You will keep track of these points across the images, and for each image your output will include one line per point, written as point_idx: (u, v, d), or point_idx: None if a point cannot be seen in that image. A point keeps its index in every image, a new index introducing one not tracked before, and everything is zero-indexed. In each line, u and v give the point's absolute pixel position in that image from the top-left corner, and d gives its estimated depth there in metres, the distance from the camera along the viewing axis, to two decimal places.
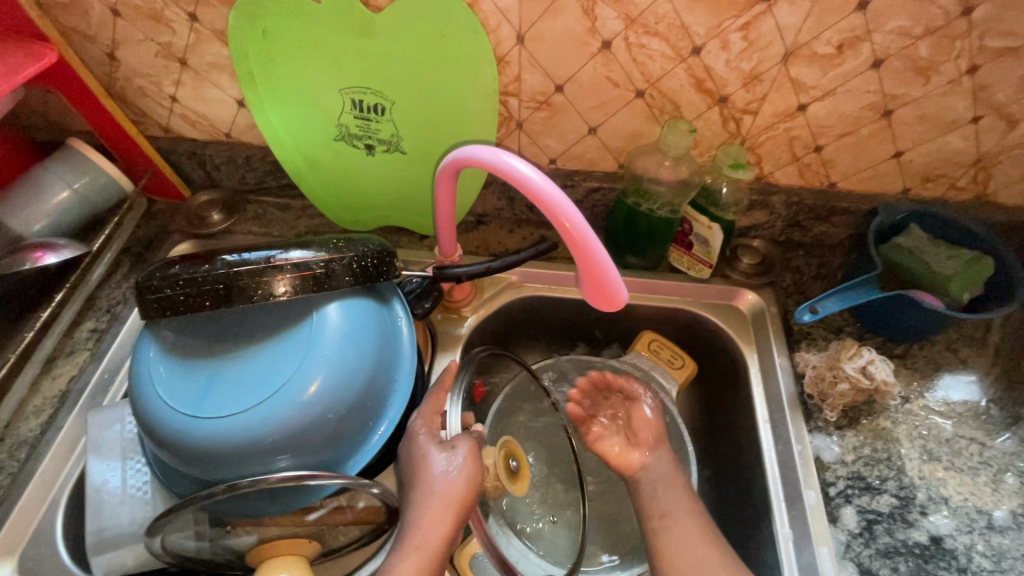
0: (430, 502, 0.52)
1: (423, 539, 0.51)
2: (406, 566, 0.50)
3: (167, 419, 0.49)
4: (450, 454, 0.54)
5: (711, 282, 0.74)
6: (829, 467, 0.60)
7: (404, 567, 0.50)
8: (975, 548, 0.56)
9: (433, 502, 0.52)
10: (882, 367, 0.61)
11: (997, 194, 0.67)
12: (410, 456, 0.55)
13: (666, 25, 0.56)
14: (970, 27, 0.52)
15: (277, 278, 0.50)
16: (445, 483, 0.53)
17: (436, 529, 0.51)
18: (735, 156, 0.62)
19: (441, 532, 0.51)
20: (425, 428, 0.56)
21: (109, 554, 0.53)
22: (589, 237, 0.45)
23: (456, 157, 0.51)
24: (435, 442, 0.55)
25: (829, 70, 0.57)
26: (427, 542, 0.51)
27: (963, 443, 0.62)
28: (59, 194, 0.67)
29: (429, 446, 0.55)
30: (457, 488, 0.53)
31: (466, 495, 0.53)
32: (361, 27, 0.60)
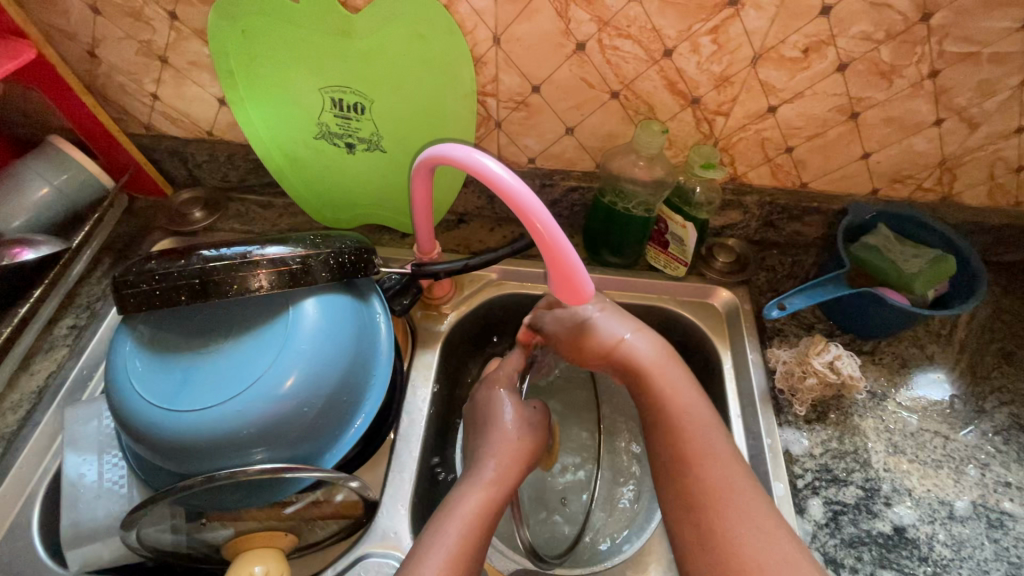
0: (503, 443, 0.59)
1: (501, 473, 0.56)
2: (478, 493, 0.54)
3: (142, 412, 0.50)
4: (527, 404, 0.63)
5: (687, 280, 0.75)
6: (797, 459, 0.62)
7: (476, 495, 0.54)
8: (936, 538, 0.58)
9: (511, 442, 0.59)
10: (848, 362, 0.64)
11: (961, 195, 0.69)
12: (486, 405, 0.62)
13: (638, 27, 0.57)
14: (929, 32, 0.54)
15: (254, 273, 0.51)
16: (517, 429, 0.60)
17: (510, 465, 0.57)
18: (707, 157, 0.63)
19: (513, 470, 0.57)
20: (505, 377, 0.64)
21: (85, 547, 0.54)
22: (556, 233, 0.47)
23: (430, 155, 0.52)
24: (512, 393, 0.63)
25: (796, 73, 0.59)
26: (504, 475, 0.56)
27: (927, 436, 0.64)
28: (38, 191, 0.67)
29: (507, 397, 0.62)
30: (532, 433, 0.61)
31: (537, 440, 0.61)
32: (339, 28, 0.61)
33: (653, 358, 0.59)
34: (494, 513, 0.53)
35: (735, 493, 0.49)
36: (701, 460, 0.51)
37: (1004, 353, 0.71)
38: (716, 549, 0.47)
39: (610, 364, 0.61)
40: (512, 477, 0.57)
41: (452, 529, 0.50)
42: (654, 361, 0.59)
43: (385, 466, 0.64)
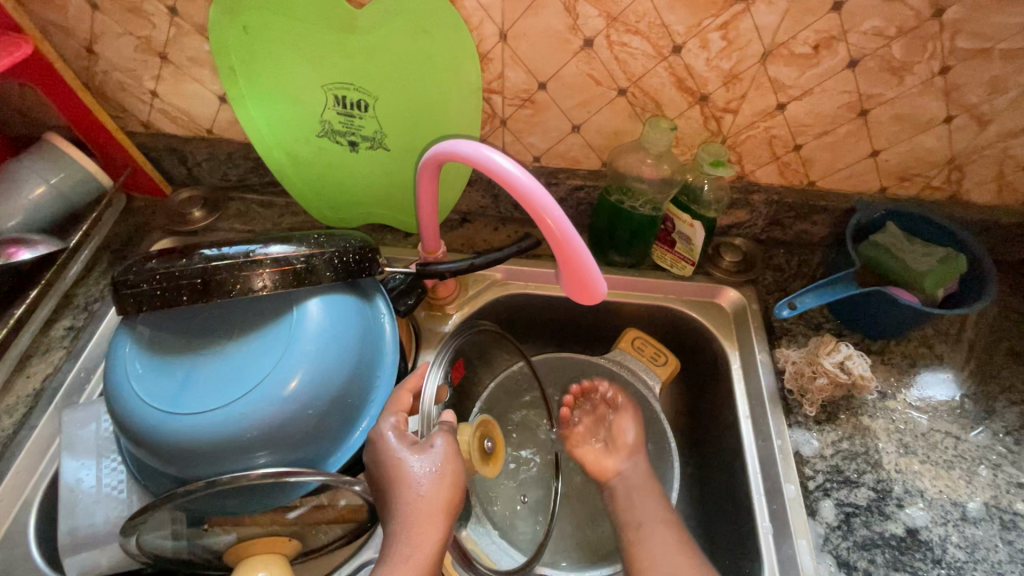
0: (413, 509, 0.49)
1: (415, 549, 0.48)
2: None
3: (142, 414, 0.49)
4: (425, 449, 0.51)
5: (694, 279, 0.75)
6: (808, 461, 0.61)
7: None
8: (950, 540, 0.57)
9: (421, 506, 0.49)
10: (859, 362, 0.63)
11: (970, 193, 0.69)
12: (380, 460, 0.50)
13: (647, 23, 0.56)
14: (941, 28, 0.54)
15: (257, 273, 0.50)
16: (430, 489, 0.50)
17: (429, 537, 0.48)
18: (716, 155, 0.62)
19: (433, 543, 0.48)
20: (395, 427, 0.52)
21: (83, 554, 0.52)
22: (568, 233, 0.46)
23: (437, 152, 0.51)
24: (407, 442, 0.51)
25: (807, 69, 0.58)
26: (419, 550, 0.48)
27: (938, 437, 0.63)
28: (36, 190, 0.66)
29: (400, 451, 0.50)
30: (444, 490, 0.50)
31: (451, 498, 0.50)
32: (344, 24, 0.60)
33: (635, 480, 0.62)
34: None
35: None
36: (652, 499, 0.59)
37: (1013, 352, 0.70)
38: None
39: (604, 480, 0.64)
40: (433, 551, 0.48)
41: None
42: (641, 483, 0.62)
43: None
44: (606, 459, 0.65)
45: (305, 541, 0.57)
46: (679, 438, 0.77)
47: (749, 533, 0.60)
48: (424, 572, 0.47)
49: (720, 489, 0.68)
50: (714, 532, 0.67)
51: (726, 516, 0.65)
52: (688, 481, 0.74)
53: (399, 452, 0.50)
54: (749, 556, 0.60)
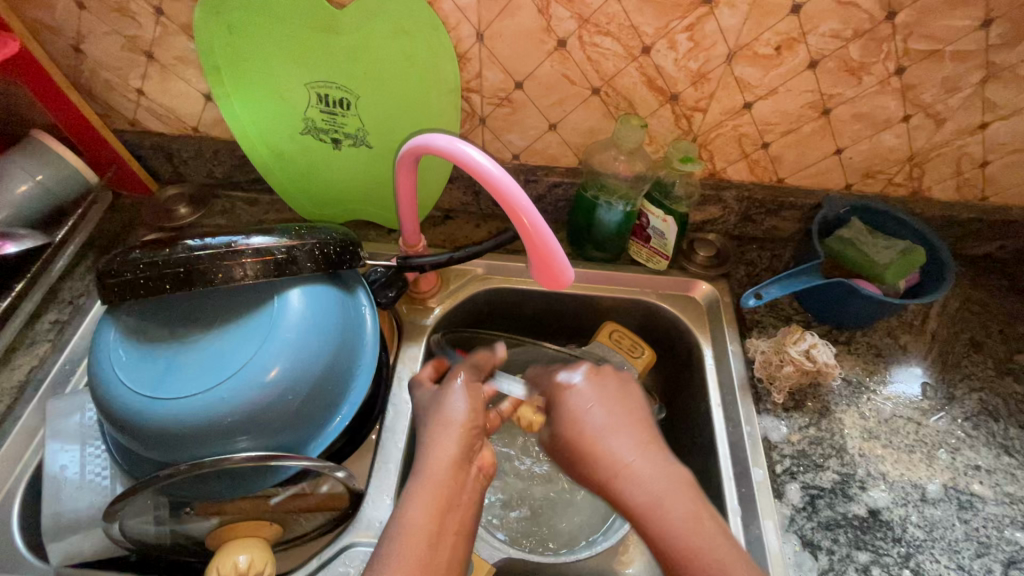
0: (438, 422, 0.54)
1: (435, 456, 0.51)
2: (426, 498, 0.48)
3: (126, 399, 0.50)
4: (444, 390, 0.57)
5: (668, 273, 0.77)
6: (775, 446, 0.64)
7: (422, 492, 0.49)
8: (909, 520, 0.59)
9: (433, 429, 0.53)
10: (823, 350, 0.65)
11: (931, 189, 0.72)
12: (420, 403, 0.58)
13: (617, 25, 0.59)
14: (894, 30, 0.57)
15: (238, 263, 0.51)
16: (443, 412, 0.54)
17: (441, 451, 0.51)
18: (685, 151, 0.65)
19: (449, 453, 0.51)
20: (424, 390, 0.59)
21: (67, 539, 0.54)
22: (538, 223, 0.48)
23: (415, 146, 0.53)
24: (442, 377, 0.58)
25: (770, 70, 0.61)
26: (442, 456, 0.51)
27: (901, 423, 0.66)
28: (21, 185, 0.67)
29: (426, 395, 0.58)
30: (455, 410, 0.54)
31: (471, 414, 0.54)
32: (326, 24, 0.62)
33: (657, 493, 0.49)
34: (450, 502, 0.49)
35: None
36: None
37: (972, 342, 0.73)
38: None
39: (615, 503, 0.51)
40: (452, 454, 0.51)
41: (399, 547, 0.46)
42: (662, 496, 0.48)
43: (371, 457, 0.64)
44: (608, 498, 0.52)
45: (287, 527, 0.58)
46: None
47: None
48: (442, 481, 0.49)
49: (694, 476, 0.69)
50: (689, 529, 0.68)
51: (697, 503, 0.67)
52: None
53: (428, 398, 0.58)
54: None
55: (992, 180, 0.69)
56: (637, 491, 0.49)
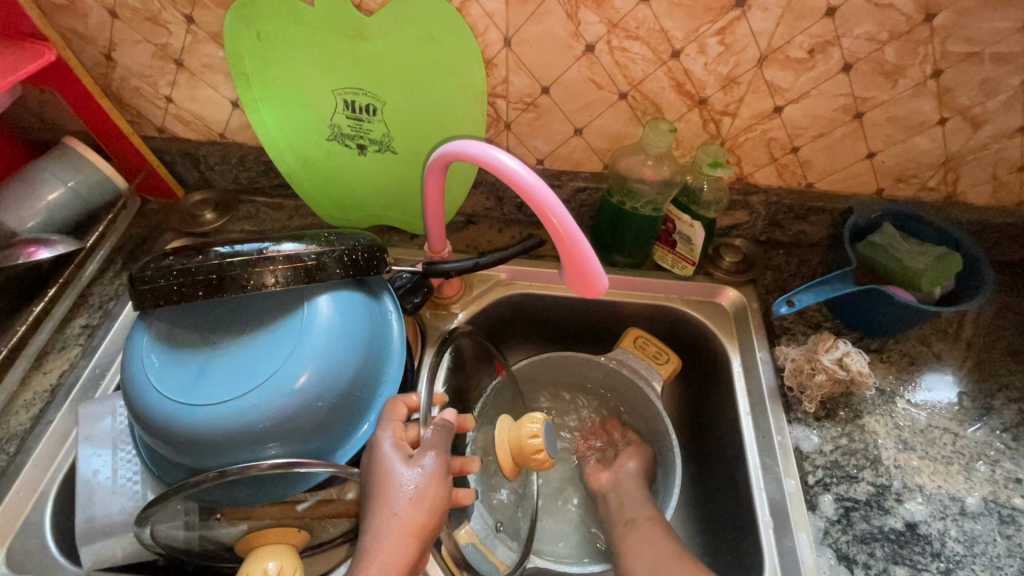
0: (391, 525, 0.48)
1: (381, 570, 0.47)
2: None
3: (158, 405, 0.50)
4: (416, 463, 0.50)
5: (694, 279, 0.76)
6: (807, 456, 0.62)
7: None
8: (948, 534, 0.58)
9: (392, 527, 0.48)
10: (857, 358, 0.64)
11: (965, 194, 0.70)
12: (372, 468, 0.51)
13: (646, 29, 0.58)
14: (932, 32, 0.55)
15: (269, 269, 0.52)
16: (407, 506, 0.48)
17: (394, 560, 0.47)
18: (714, 156, 0.64)
19: (399, 566, 0.47)
20: (392, 436, 0.52)
21: (98, 543, 0.54)
22: (571, 230, 0.47)
23: (445, 151, 0.52)
24: (401, 452, 0.51)
25: (802, 73, 0.60)
26: (386, 571, 0.47)
27: (937, 433, 0.64)
28: (54, 192, 0.68)
29: (393, 460, 0.50)
30: (422, 509, 0.49)
31: (429, 520, 0.49)
32: (354, 30, 0.62)
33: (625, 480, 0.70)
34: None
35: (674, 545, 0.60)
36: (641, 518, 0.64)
37: (1010, 350, 0.71)
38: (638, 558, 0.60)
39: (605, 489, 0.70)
40: (401, 569, 0.47)
41: None
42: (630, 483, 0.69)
43: None
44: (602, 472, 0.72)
45: (313, 533, 0.58)
46: (681, 435, 0.79)
47: (750, 530, 0.61)
48: None
49: (722, 486, 0.68)
50: (721, 547, 0.66)
51: (728, 518, 0.66)
52: (689, 479, 0.75)
53: (393, 451, 0.51)
54: (749, 551, 0.61)
55: None
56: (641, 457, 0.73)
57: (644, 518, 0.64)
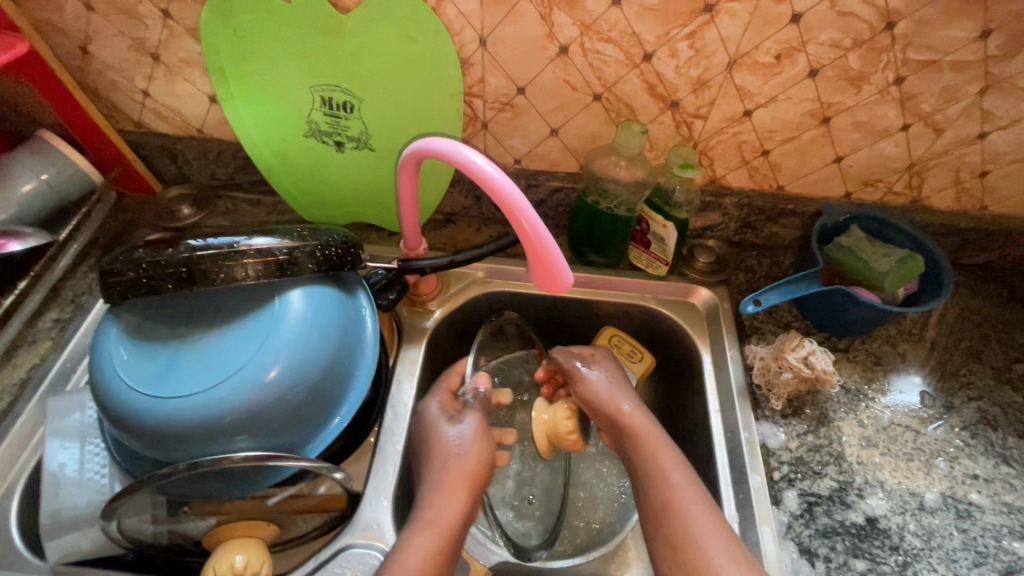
0: (443, 476, 0.57)
1: (439, 513, 0.54)
2: (423, 539, 0.52)
3: (125, 399, 0.50)
4: (458, 423, 0.61)
5: (668, 279, 0.77)
6: (773, 452, 0.64)
7: (420, 540, 0.52)
8: (907, 528, 0.59)
9: (446, 475, 0.57)
10: (822, 357, 0.66)
11: (930, 199, 0.72)
12: (424, 433, 0.61)
13: (619, 32, 0.59)
14: (893, 40, 0.57)
15: (240, 263, 0.52)
16: (457, 458, 0.58)
17: (450, 504, 0.55)
18: (686, 158, 0.65)
19: (454, 508, 0.55)
20: (439, 404, 0.63)
21: (65, 537, 0.54)
22: (539, 228, 0.48)
23: (417, 149, 0.53)
24: (447, 414, 0.62)
25: (770, 78, 0.62)
26: (442, 515, 0.54)
27: (899, 430, 0.66)
28: (25, 184, 0.67)
29: (439, 421, 0.61)
30: (470, 461, 0.59)
31: (476, 471, 0.59)
32: (330, 28, 0.62)
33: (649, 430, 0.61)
34: (440, 559, 0.52)
35: (720, 536, 0.52)
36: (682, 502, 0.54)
37: (972, 351, 0.73)
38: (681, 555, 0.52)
39: (609, 431, 0.64)
40: (455, 513, 0.55)
41: None
42: (653, 437, 0.61)
43: (370, 459, 0.64)
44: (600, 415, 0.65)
45: (285, 528, 0.58)
46: None
47: None
48: (445, 532, 0.53)
49: None
50: None
51: None
52: None
53: (439, 413, 0.62)
54: None
55: (991, 190, 0.70)
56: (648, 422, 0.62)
57: (687, 490, 0.55)
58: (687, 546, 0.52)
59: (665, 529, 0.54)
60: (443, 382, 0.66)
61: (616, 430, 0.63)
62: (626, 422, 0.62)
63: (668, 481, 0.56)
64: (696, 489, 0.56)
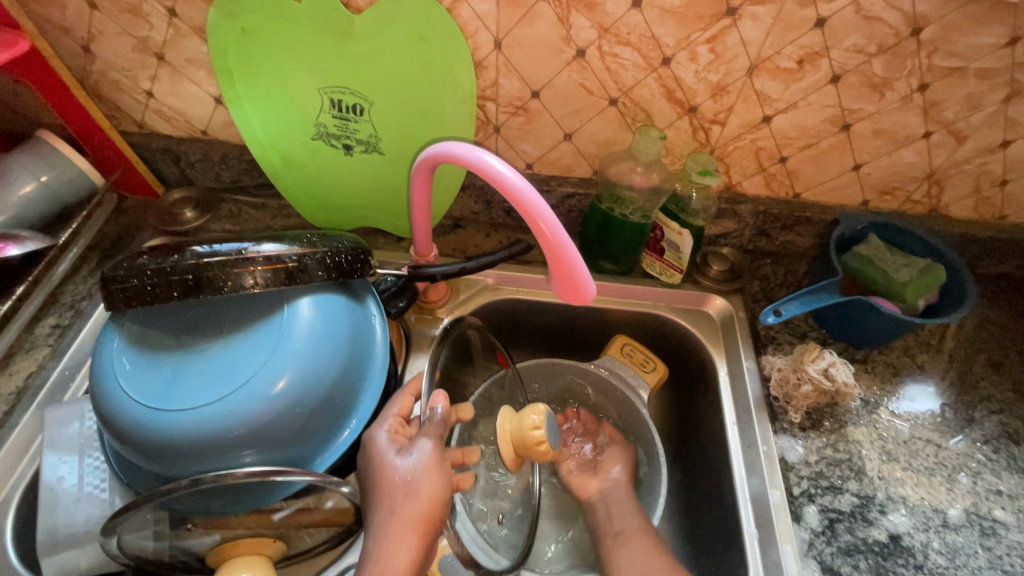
0: (390, 523, 0.47)
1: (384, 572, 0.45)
2: None
3: (128, 412, 0.48)
4: (406, 454, 0.49)
5: (682, 287, 0.76)
6: (792, 467, 0.62)
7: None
8: (931, 546, 0.58)
9: (393, 524, 0.47)
10: (842, 369, 0.64)
11: (948, 208, 0.71)
12: (370, 467, 0.50)
13: (637, 35, 0.58)
14: (919, 46, 0.56)
15: (249, 270, 0.50)
16: (406, 500, 0.47)
17: (398, 558, 0.45)
18: (704, 164, 0.64)
19: (403, 563, 0.45)
20: (387, 431, 0.52)
21: (62, 553, 0.52)
22: (560, 236, 0.47)
23: (432, 153, 0.51)
24: (394, 447, 0.50)
25: (791, 83, 0.60)
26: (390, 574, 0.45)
27: (920, 444, 0.64)
28: (25, 186, 0.65)
29: (385, 452, 0.50)
30: (420, 504, 0.47)
31: (432, 512, 0.48)
32: (342, 28, 0.61)
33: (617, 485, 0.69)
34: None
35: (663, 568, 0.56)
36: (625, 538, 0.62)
37: (991, 363, 0.72)
38: None
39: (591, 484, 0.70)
40: (405, 569, 0.45)
41: None
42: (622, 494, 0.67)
43: None
44: (590, 479, 0.70)
45: (290, 543, 0.56)
46: (667, 441, 0.78)
47: (736, 544, 0.60)
48: None
49: (707, 496, 0.68)
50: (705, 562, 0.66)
51: (714, 534, 0.65)
52: (675, 487, 0.75)
53: (385, 444, 0.51)
54: (734, 563, 0.60)
55: (1011, 200, 0.69)
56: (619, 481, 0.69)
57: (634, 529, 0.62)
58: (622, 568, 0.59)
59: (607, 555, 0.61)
60: (394, 407, 0.54)
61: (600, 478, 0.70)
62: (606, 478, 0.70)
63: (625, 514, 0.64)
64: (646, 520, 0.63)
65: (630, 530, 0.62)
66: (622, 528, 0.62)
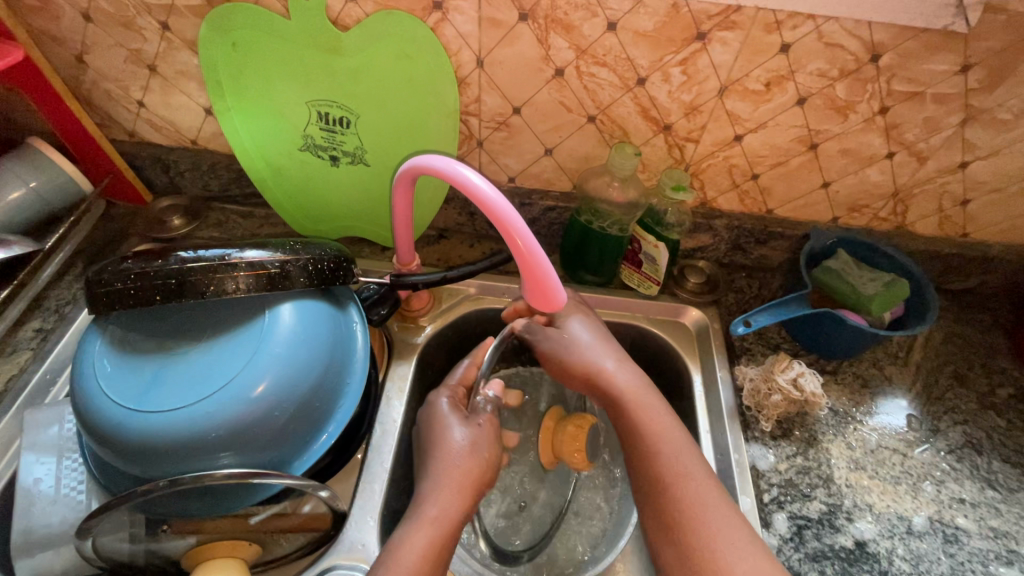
0: (449, 473, 0.56)
1: (441, 511, 0.53)
2: (419, 537, 0.51)
3: (108, 412, 0.49)
4: (471, 423, 0.60)
5: (659, 298, 0.78)
6: (763, 474, 0.64)
7: (418, 537, 0.51)
8: (896, 552, 0.59)
9: (453, 473, 0.56)
10: (811, 379, 0.66)
11: (914, 225, 0.74)
12: (433, 424, 0.60)
13: (613, 57, 0.61)
14: (878, 72, 0.59)
15: (231, 276, 0.52)
16: (464, 456, 0.57)
17: (452, 500, 0.54)
18: (677, 180, 0.66)
19: (455, 506, 0.54)
20: (449, 397, 0.62)
21: (36, 556, 0.52)
22: (533, 246, 0.49)
23: (412, 165, 0.53)
24: (458, 412, 0.60)
25: (760, 104, 0.63)
26: (446, 514, 0.53)
27: (886, 453, 0.66)
28: (13, 191, 0.66)
29: (449, 417, 0.60)
30: (475, 461, 0.57)
31: (483, 472, 0.57)
32: (329, 45, 0.63)
33: (630, 387, 0.61)
34: (438, 558, 0.50)
35: (724, 513, 0.52)
36: (682, 488, 0.53)
37: (957, 375, 0.74)
38: (679, 534, 0.52)
39: (593, 393, 0.63)
40: (456, 513, 0.54)
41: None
42: (636, 392, 0.60)
43: (357, 477, 0.63)
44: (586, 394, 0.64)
45: (266, 548, 0.57)
46: None
47: None
48: (445, 531, 0.52)
49: None
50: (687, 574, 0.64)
51: None
52: None
53: (449, 409, 0.61)
54: None
55: (973, 219, 0.72)
56: (659, 414, 0.59)
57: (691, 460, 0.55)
58: (686, 518, 0.52)
59: (657, 499, 0.54)
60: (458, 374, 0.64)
61: (596, 389, 0.62)
62: (607, 378, 0.61)
63: (659, 449, 0.56)
64: (693, 457, 0.56)
65: (688, 468, 0.55)
66: (664, 472, 0.55)
